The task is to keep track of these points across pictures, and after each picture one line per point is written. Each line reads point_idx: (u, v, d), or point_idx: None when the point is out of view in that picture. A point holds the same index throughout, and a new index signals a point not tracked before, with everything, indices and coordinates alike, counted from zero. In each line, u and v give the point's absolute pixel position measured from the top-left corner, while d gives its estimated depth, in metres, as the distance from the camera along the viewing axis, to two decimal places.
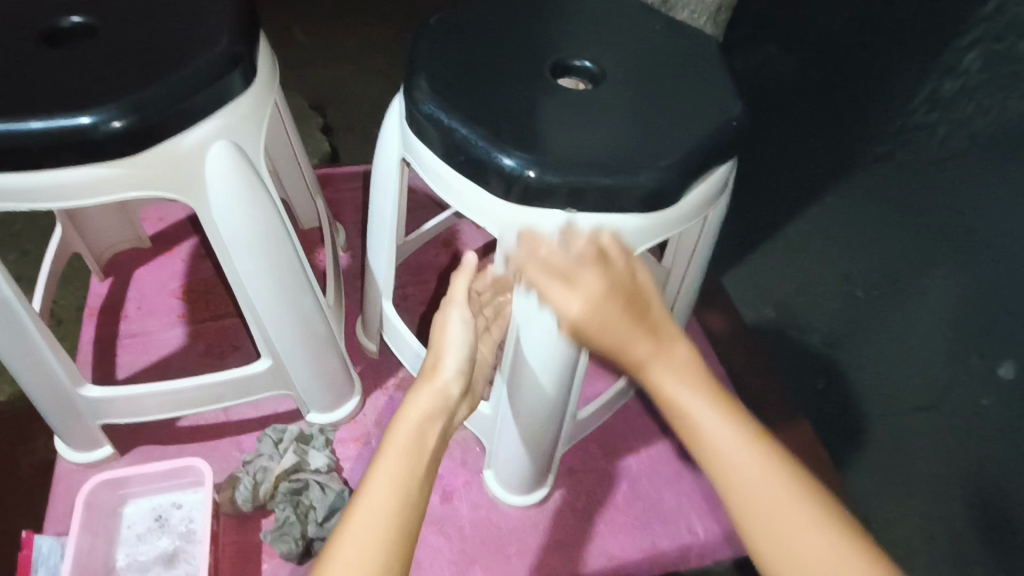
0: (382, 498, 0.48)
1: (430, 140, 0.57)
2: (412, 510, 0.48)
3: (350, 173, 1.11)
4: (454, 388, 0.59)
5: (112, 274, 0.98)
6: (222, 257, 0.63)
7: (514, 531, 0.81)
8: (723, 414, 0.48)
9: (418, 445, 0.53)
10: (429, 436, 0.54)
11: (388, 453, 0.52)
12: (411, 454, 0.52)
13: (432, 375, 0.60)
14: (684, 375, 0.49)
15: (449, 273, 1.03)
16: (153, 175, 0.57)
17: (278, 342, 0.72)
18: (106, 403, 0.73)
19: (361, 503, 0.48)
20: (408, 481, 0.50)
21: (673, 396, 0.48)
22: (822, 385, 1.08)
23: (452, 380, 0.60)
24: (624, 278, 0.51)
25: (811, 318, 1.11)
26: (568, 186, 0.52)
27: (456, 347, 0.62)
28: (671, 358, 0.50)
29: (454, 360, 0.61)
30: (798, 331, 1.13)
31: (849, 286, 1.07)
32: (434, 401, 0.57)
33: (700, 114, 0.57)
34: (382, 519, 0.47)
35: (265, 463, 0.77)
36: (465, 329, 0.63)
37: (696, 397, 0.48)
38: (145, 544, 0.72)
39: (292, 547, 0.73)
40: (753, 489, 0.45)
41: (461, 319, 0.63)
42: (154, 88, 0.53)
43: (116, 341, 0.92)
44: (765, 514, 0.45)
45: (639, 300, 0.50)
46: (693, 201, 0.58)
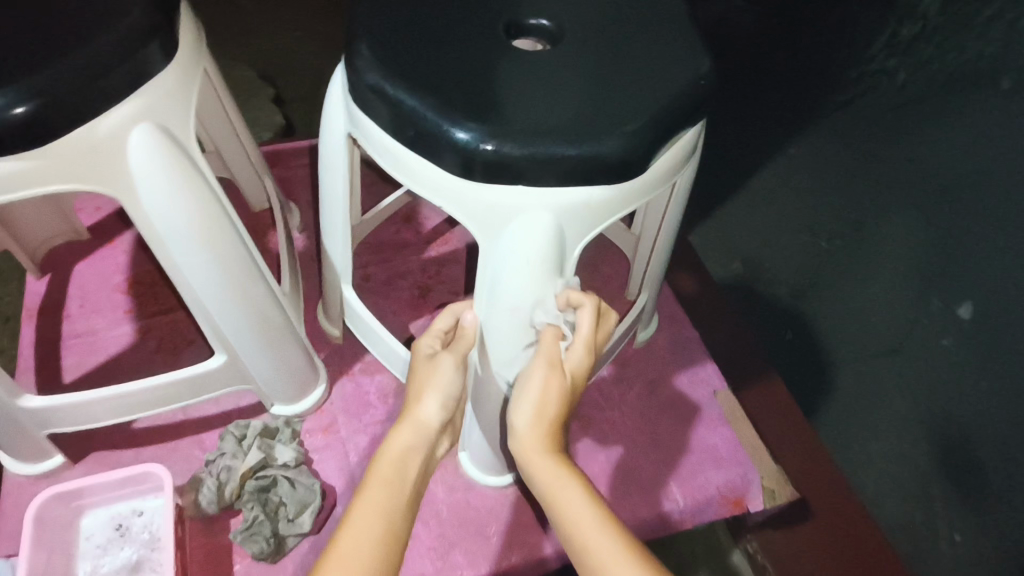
0: (365, 539, 0.49)
1: (376, 114, 0.52)
2: (394, 546, 0.50)
3: (298, 147, 1.05)
4: (434, 427, 0.58)
5: (50, 271, 0.91)
6: (159, 251, 0.58)
7: (492, 512, 0.79)
8: (600, 526, 0.51)
9: (399, 478, 0.54)
10: (409, 474, 0.54)
11: (372, 487, 0.52)
12: (390, 497, 0.52)
13: (412, 410, 0.58)
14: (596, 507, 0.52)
15: (411, 249, 0.99)
16: (71, 166, 0.51)
17: (231, 335, 0.67)
18: (49, 413, 0.68)
19: (347, 540, 0.49)
20: (387, 529, 0.50)
21: (562, 504, 0.52)
22: (790, 337, 1.06)
23: (432, 415, 0.58)
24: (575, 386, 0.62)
25: (777, 273, 1.10)
26: (527, 160, 0.48)
27: (443, 385, 0.59)
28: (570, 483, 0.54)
29: (435, 399, 0.58)
30: (764, 286, 1.10)
31: (813, 236, 1.10)
32: (414, 437, 0.56)
33: (666, 72, 0.53)
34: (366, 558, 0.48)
35: (229, 462, 0.74)
36: (456, 373, 0.60)
37: (579, 501, 0.52)
38: (106, 556, 0.68)
39: (264, 547, 0.70)
40: None
41: (454, 365, 0.59)
42: (58, 68, 0.47)
43: (60, 343, 0.86)
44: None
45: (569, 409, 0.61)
46: (662, 169, 0.55)
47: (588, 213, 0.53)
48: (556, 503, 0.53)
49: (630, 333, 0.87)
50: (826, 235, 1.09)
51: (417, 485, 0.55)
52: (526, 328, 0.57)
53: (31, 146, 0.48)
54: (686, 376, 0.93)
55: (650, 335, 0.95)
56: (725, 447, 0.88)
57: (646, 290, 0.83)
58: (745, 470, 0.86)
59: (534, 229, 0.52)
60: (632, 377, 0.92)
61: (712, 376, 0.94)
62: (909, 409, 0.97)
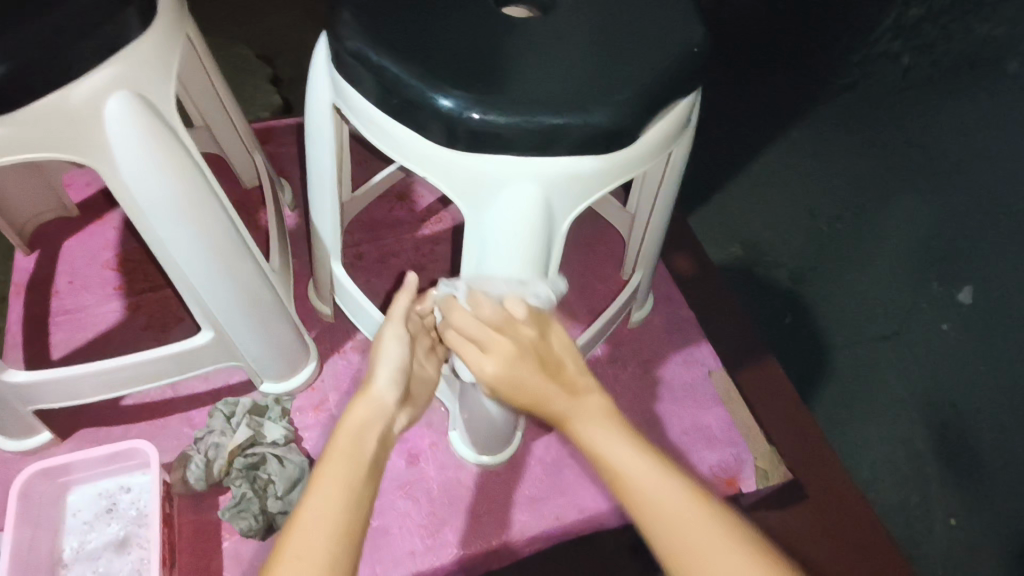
0: (323, 511, 0.45)
1: (360, 82, 0.51)
2: (356, 514, 0.46)
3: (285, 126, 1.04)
4: (389, 399, 0.55)
5: (38, 247, 0.90)
6: (141, 223, 0.57)
7: (483, 490, 0.79)
8: (638, 456, 0.46)
9: (358, 449, 0.50)
10: (368, 444, 0.51)
11: (329, 459, 0.49)
12: (352, 461, 0.48)
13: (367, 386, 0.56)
14: (613, 430, 0.48)
15: (404, 228, 0.98)
16: (46, 133, 0.50)
17: (218, 311, 0.67)
18: (35, 389, 0.67)
19: (304, 516, 0.45)
20: (347, 495, 0.46)
21: (593, 442, 0.48)
22: (789, 321, 1.04)
23: (386, 389, 0.55)
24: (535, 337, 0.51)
25: (778, 254, 1.09)
26: (513, 129, 0.47)
27: (387, 359, 0.58)
28: (589, 407, 0.50)
29: (387, 371, 0.56)
30: (764, 269, 1.08)
31: (815, 220, 1.10)
32: (370, 408, 0.53)
33: (659, 41, 0.52)
34: (321, 528, 0.44)
35: (217, 439, 0.74)
36: (399, 345, 0.59)
37: (607, 434, 0.48)
38: (94, 532, 0.68)
39: (252, 524, 0.70)
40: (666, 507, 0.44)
41: (394, 335, 0.59)
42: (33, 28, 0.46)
43: (49, 319, 0.85)
44: (700, 560, 0.41)
45: (550, 359, 0.51)
46: (654, 141, 0.53)
47: (576, 184, 0.51)
48: (589, 444, 0.48)
49: (624, 312, 0.86)
50: (827, 218, 1.10)
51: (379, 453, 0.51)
52: None
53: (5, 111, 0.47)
54: (682, 357, 0.92)
55: (645, 316, 0.94)
56: (719, 427, 0.87)
57: (640, 269, 0.82)
58: (738, 450, 0.85)
59: (521, 201, 0.51)
60: (626, 358, 0.92)
61: (708, 357, 0.93)
62: (902, 390, 0.98)
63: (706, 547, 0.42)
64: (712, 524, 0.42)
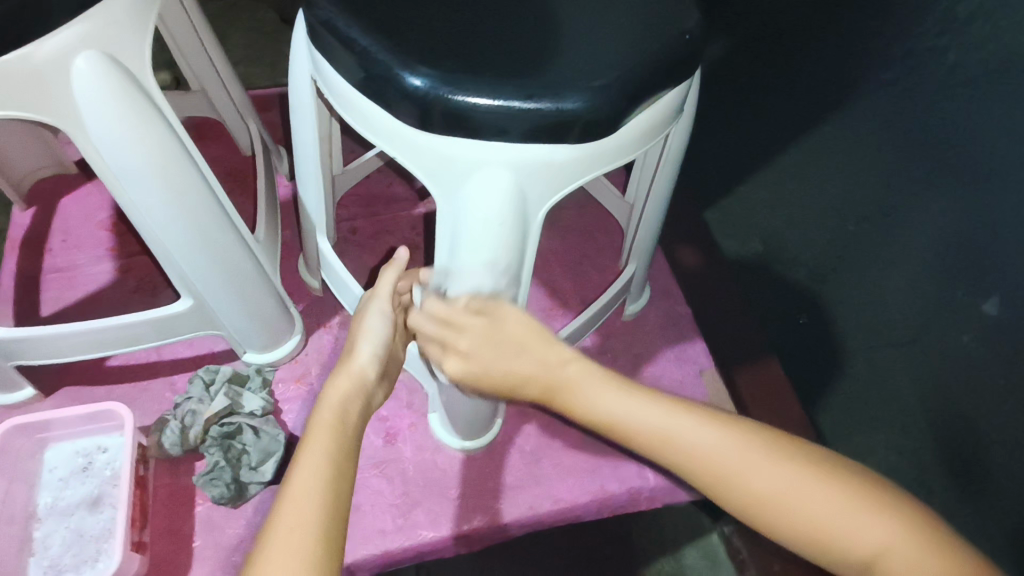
0: (313, 483, 0.45)
1: (331, 54, 0.49)
2: (346, 482, 0.46)
3: (265, 97, 1.03)
4: (371, 373, 0.55)
5: (35, 203, 0.91)
6: (114, 188, 0.56)
7: (458, 474, 0.78)
8: (659, 406, 0.50)
9: (342, 421, 0.50)
10: (353, 415, 0.51)
11: (313, 433, 0.48)
12: (337, 429, 0.49)
13: (345, 360, 0.55)
14: (607, 385, 0.51)
15: (400, 204, 0.97)
16: (12, 92, 0.49)
17: (196, 280, 0.66)
18: (15, 345, 0.68)
19: (295, 489, 0.44)
20: (335, 461, 0.47)
21: (613, 414, 0.50)
22: (804, 322, 1.03)
23: (368, 365, 0.55)
24: (488, 325, 0.52)
25: (796, 253, 1.06)
26: (482, 111, 0.44)
27: (373, 334, 0.57)
28: (579, 373, 0.51)
29: (367, 346, 0.56)
30: (782, 267, 1.06)
31: (839, 219, 1.05)
32: (351, 383, 0.53)
33: (648, 25, 0.49)
34: (314, 498, 0.44)
35: (194, 407, 0.74)
36: (384, 321, 0.58)
37: (633, 406, 0.50)
38: (68, 489, 0.69)
39: (224, 491, 0.70)
40: (700, 451, 0.48)
41: (380, 311, 0.58)
42: None
43: (41, 276, 0.86)
44: (744, 476, 0.47)
45: (516, 344, 0.52)
46: (638, 131, 0.50)
47: (551, 172, 0.49)
48: (616, 426, 0.50)
49: (616, 303, 0.84)
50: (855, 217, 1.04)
51: (360, 424, 0.51)
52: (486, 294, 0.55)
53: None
54: (673, 353, 0.90)
55: (640, 309, 0.92)
56: None
57: (633, 261, 0.80)
58: None
59: (493, 188, 0.49)
60: (617, 350, 0.90)
61: (700, 355, 0.91)
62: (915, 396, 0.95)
63: (759, 468, 0.47)
64: (756, 449, 0.48)
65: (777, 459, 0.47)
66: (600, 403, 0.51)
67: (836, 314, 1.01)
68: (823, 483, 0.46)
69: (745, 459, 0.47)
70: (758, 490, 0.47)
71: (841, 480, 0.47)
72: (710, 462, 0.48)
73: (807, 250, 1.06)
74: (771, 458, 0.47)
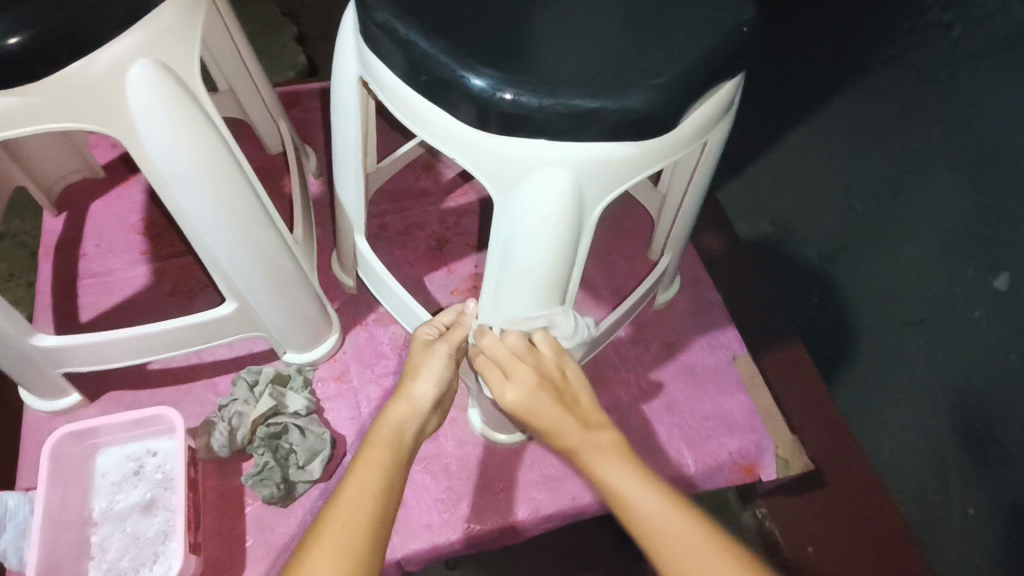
0: (366, 494, 0.52)
1: (387, 56, 0.49)
2: (393, 495, 0.54)
3: (287, 94, 1.02)
4: (427, 404, 0.62)
5: (66, 209, 0.91)
6: (165, 196, 0.56)
7: (501, 467, 0.79)
8: (649, 486, 0.51)
9: (397, 440, 0.58)
10: (406, 437, 0.59)
11: (371, 447, 0.56)
12: (394, 442, 0.57)
13: (405, 391, 0.62)
14: (622, 458, 0.53)
15: (428, 198, 0.96)
16: (68, 103, 0.49)
17: (241, 282, 0.66)
18: (64, 353, 0.68)
19: (350, 484, 0.53)
20: (387, 467, 0.55)
21: (610, 485, 0.52)
22: (816, 301, 1.03)
23: (425, 396, 0.62)
24: (555, 373, 0.56)
25: (807, 232, 1.07)
26: (546, 111, 0.44)
27: (433, 372, 0.63)
28: (607, 443, 0.54)
29: (428, 381, 0.63)
30: (793, 246, 1.07)
31: (849, 199, 1.07)
32: (408, 410, 0.61)
33: (706, 18, 0.48)
34: (367, 501, 0.52)
35: (241, 408, 0.75)
36: (448, 361, 0.64)
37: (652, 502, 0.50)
38: (121, 493, 0.70)
39: (274, 491, 0.71)
40: (664, 534, 0.48)
41: (447, 351, 0.64)
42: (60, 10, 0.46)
43: (77, 282, 0.86)
44: None
45: (567, 395, 0.55)
46: (694, 126, 0.51)
47: (610, 170, 0.49)
48: (625, 501, 0.51)
49: (650, 295, 0.84)
50: (861, 198, 1.06)
51: (411, 448, 0.59)
52: (542, 290, 0.55)
53: (45, 46, 0.45)
54: (706, 340, 0.91)
55: (671, 297, 0.92)
56: (740, 412, 0.86)
57: (669, 253, 0.80)
58: (759, 438, 0.84)
59: (552, 186, 0.49)
60: (649, 338, 0.90)
61: (733, 342, 0.91)
62: (929, 369, 0.95)
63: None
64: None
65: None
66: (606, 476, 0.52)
67: (847, 290, 1.02)
68: None
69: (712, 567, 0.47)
70: None
71: None
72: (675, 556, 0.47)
73: (819, 229, 1.07)
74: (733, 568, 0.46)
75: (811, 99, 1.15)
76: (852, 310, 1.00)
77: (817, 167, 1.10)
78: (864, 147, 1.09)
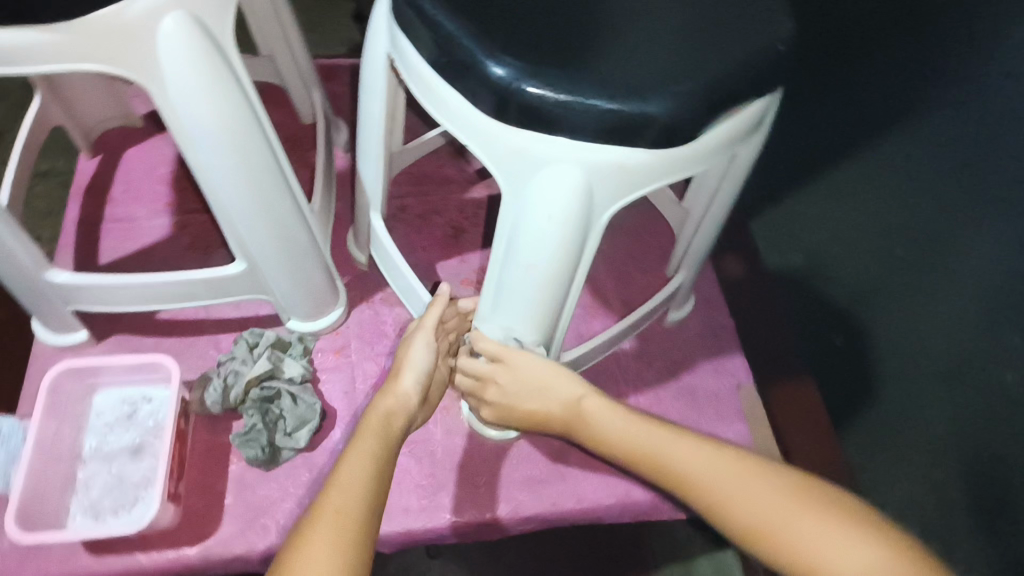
0: (358, 483, 0.53)
1: (414, 35, 0.49)
2: (383, 484, 0.54)
3: (328, 67, 1.03)
4: (414, 398, 0.63)
5: (102, 153, 0.93)
6: (185, 150, 0.57)
7: (485, 463, 0.79)
8: (652, 429, 0.58)
9: (385, 429, 0.59)
10: (394, 427, 0.59)
11: (361, 436, 0.57)
12: (382, 433, 0.58)
13: (392, 385, 0.63)
14: (614, 412, 0.60)
15: (452, 186, 0.96)
16: (100, 46, 0.50)
17: (251, 245, 0.67)
18: (75, 290, 0.70)
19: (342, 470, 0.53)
20: (378, 454, 0.56)
21: (611, 433, 0.59)
22: (840, 343, 0.97)
23: (410, 391, 0.63)
24: (516, 380, 0.63)
25: (840, 272, 1.01)
26: (562, 107, 0.44)
27: (417, 365, 0.64)
28: (591, 407, 0.61)
29: (412, 375, 0.64)
30: (823, 283, 1.01)
31: (890, 241, 0.99)
32: (395, 402, 0.61)
33: (739, 34, 0.47)
34: (359, 487, 0.52)
35: (237, 367, 0.76)
36: (429, 353, 0.65)
37: (684, 448, 0.56)
38: (113, 435, 0.72)
39: (258, 453, 0.72)
40: (680, 461, 0.55)
41: (426, 341, 0.65)
42: None
43: (100, 225, 0.88)
44: (734, 499, 0.52)
45: (532, 389, 0.63)
46: (715, 141, 0.49)
47: (623, 175, 0.48)
48: (662, 458, 0.56)
49: (661, 310, 0.83)
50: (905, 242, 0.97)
51: (399, 437, 0.60)
52: (541, 289, 0.55)
53: None
54: (711, 365, 0.89)
55: (683, 317, 0.91)
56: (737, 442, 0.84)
57: (682, 271, 0.79)
58: None
59: (560, 184, 0.48)
60: (655, 355, 0.89)
61: (740, 370, 0.89)
62: (944, 429, 0.88)
63: (784, 522, 0.50)
64: (785, 493, 0.52)
65: (801, 510, 0.50)
66: (606, 427, 0.60)
67: (876, 337, 0.95)
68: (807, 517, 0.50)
69: (723, 475, 0.53)
70: (754, 520, 0.51)
71: (831, 517, 0.49)
72: (693, 475, 0.55)
73: (853, 268, 1.00)
74: (745, 476, 0.53)
75: (862, 124, 1.04)
76: (877, 356, 0.94)
77: (861, 200, 1.02)
78: (911, 186, 1.00)
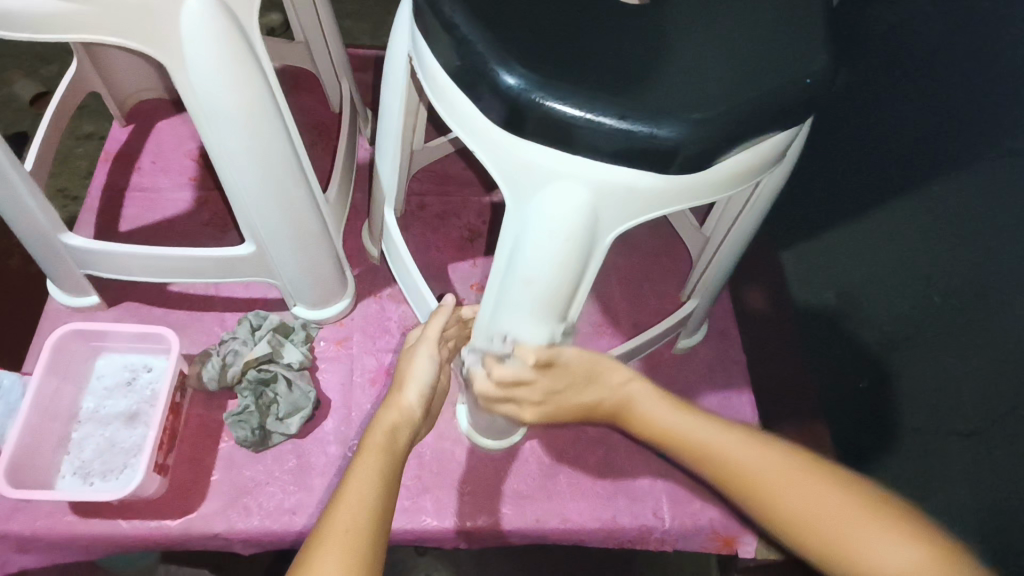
0: (366, 502, 0.51)
1: (432, 36, 0.48)
2: (390, 502, 0.53)
3: (364, 58, 1.03)
4: (417, 411, 0.61)
5: (134, 122, 0.95)
6: (202, 130, 0.57)
7: (473, 471, 0.78)
8: (685, 416, 0.58)
9: (391, 443, 0.57)
10: (400, 441, 0.58)
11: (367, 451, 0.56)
12: (387, 446, 0.57)
13: (395, 397, 0.62)
14: (661, 402, 0.59)
15: (473, 189, 0.96)
16: (126, 21, 0.51)
17: (262, 230, 0.67)
18: (87, 255, 0.71)
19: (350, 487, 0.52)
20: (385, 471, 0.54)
21: (652, 419, 0.59)
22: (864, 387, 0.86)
23: (414, 405, 0.61)
24: (560, 378, 0.60)
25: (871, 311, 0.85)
26: (571, 122, 0.43)
27: (420, 377, 0.62)
28: (639, 392, 0.60)
29: (416, 387, 0.62)
30: (855, 325, 0.87)
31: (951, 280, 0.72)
32: (398, 415, 0.60)
33: (764, 63, 0.45)
34: (367, 505, 0.51)
35: (237, 347, 0.76)
36: (432, 364, 0.63)
37: (722, 434, 0.56)
38: (109, 399, 0.73)
39: (248, 435, 0.73)
40: (716, 448, 0.55)
41: (429, 353, 0.63)
42: None
43: (125, 192, 0.90)
44: (771, 487, 0.52)
45: (579, 379, 0.60)
46: (731, 171, 0.47)
47: (631, 198, 0.47)
48: (698, 445, 0.56)
49: (671, 335, 0.81)
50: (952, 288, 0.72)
51: (405, 451, 0.59)
52: (541, 305, 0.53)
53: None
54: (715, 398, 0.86)
55: (692, 345, 0.89)
56: None
57: (697, 297, 0.77)
58: None
59: (565, 201, 0.46)
60: (657, 380, 0.86)
61: (745, 407, 0.86)
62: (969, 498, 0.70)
63: (800, 487, 0.51)
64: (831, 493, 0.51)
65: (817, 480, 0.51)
66: (653, 413, 0.59)
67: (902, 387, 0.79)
68: (840, 501, 0.50)
69: (759, 462, 0.53)
70: (792, 507, 0.51)
71: (870, 508, 0.49)
72: (731, 463, 0.54)
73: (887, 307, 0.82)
74: (782, 466, 0.53)
75: (952, 123, 0.71)
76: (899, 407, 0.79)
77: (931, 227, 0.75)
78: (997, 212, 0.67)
